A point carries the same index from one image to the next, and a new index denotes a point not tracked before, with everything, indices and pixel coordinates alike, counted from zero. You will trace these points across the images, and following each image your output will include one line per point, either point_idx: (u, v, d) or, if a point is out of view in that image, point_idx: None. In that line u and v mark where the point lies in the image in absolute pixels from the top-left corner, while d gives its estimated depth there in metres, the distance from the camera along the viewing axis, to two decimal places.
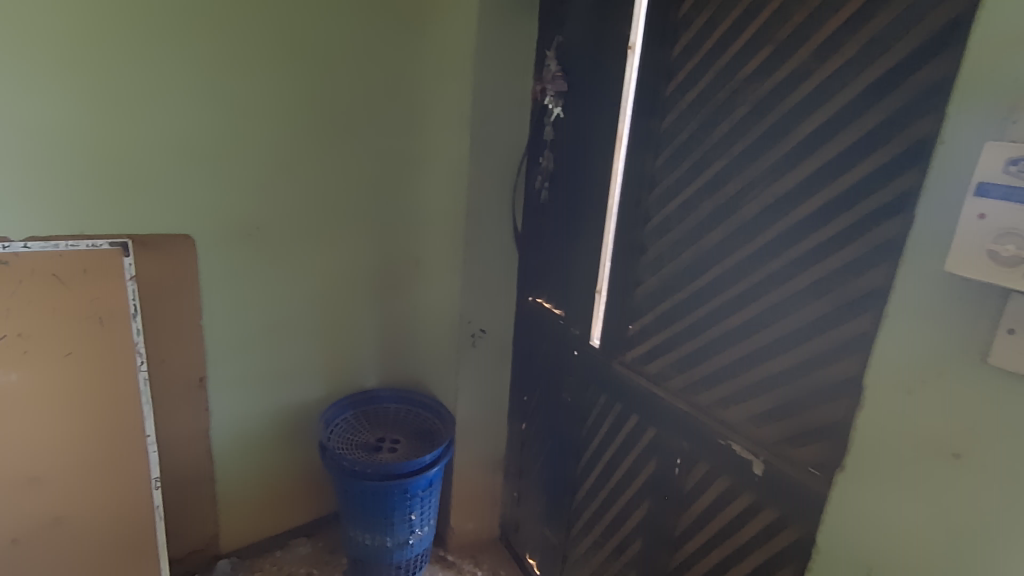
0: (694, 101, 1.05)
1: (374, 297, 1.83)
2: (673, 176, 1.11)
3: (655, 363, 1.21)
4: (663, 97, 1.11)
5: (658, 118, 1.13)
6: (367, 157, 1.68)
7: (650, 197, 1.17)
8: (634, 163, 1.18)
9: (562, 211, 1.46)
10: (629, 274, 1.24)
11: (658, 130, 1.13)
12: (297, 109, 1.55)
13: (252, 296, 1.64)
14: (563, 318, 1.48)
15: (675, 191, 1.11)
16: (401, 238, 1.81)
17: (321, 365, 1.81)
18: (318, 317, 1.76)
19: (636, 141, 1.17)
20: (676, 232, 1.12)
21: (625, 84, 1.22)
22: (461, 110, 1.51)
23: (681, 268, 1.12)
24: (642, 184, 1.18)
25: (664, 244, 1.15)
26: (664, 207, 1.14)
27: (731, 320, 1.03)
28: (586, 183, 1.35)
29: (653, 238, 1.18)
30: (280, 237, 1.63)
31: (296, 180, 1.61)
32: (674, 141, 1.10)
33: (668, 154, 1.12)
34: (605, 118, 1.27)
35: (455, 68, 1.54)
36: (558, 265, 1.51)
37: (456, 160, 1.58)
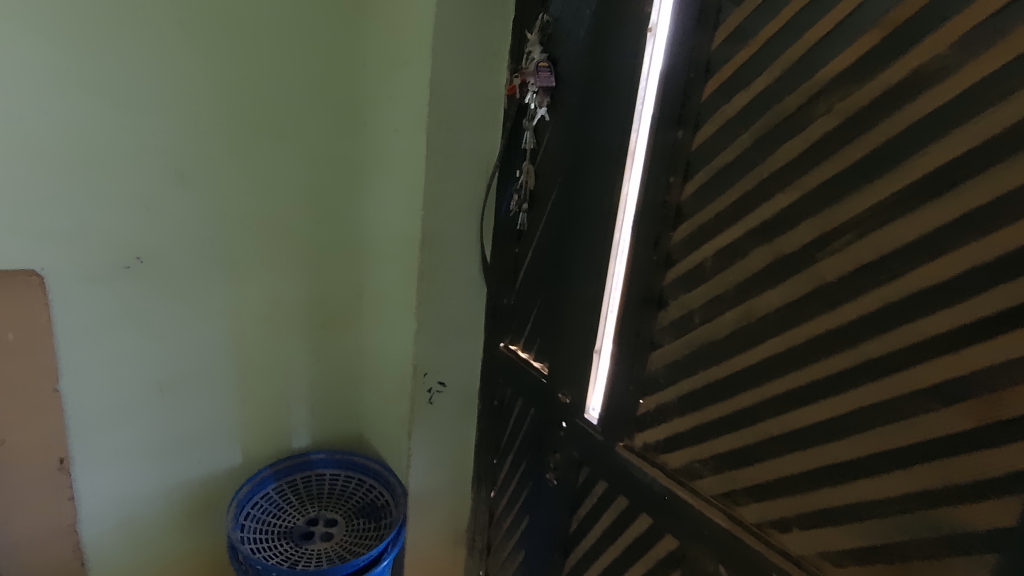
0: (745, 108, 0.76)
1: (304, 342, 1.45)
2: (709, 210, 0.81)
3: (679, 455, 0.90)
4: (697, 102, 0.82)
5: (690, 130, 0.82)
6: (291, 165, 1.30)
7: (675, 235, 0.87)
8: (653, 189, 0.88)
9: (545, 242, 1.15)
10: (643, 335, 0.93)
11: (690, 146, 0.83)
12: (191, 101, 1.16)
13: (135, 348, 1.23)
14: (548, 378, 1.17)
15: (714, 230, 0.81)
16: (341, 265, 1.44)
17: (234, 428, 1.42)
18: (230, 368, 1.37)
19: (657, 158, 0.87)
20: (714, 286, 0.82)
21: (642, 81, 0.90)
22: (415, 107, 1.16)
23: (718, 336, 0.82)
24: (664, 217, 0.87)
25: (695, 301, 0.85)
26: (697, 251, 0.84)
27: (797, 417, 0.74)
28: (581, 210, 1.04)
29: (678, 291, 0.87)
30: (173, 270, 1.23)
31: (193, 194, 1.21)
32: (713, 163, 0.80)
33: (705, 179, 0.81)
34: (611, 125, 0.96)
35: (404, 51, 1.18)
36: (541, 310, 1.19)
37: (407, 172, 1.23)
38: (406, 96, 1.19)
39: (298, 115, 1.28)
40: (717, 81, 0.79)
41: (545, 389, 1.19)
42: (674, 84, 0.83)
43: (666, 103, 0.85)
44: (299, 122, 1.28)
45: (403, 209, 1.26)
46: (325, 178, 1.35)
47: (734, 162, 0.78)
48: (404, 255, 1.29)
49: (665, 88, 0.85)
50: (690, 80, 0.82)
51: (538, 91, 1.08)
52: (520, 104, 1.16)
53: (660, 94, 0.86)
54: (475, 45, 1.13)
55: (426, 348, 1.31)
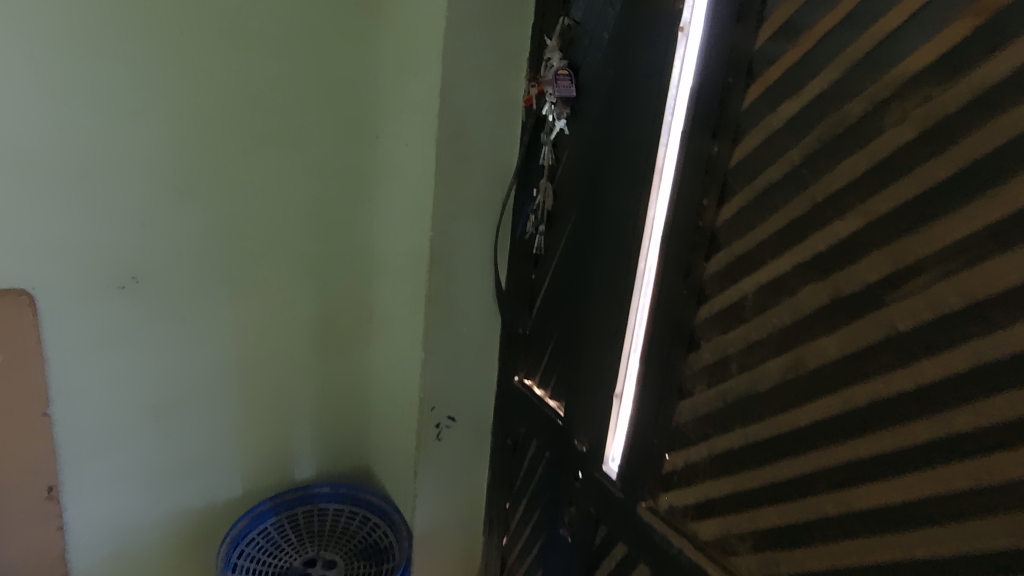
0: (796, 116, 0.63)
1: (308, 367, 1.37)
2: (750, 236, 0.68)
3: (711, 524, 0.76)
4: (737, 110, 0.69)
5: (728, 143, 0.70)
6: (296, 180, 1.24)
7: (709, 265, 0.74)
8: (683, 211, 0.75)
9: (564, 268, 1.04)
10: (670, 381, 0.80)
11: (728, 162, 0.70)
12: (191, 113, 1.11)
13: (130, 372, 1.17)
14: (564, 420, 1.05)
15: (756, 261, 0.68)
16: (347, 286, 1.36)
17: (233, 457, 1.34)
18: (229, 394, 1.30)
19: (688, 175, 0.74)
20: (756, 327, 0.69)
21: (672, 87, 0.78)
22: (424, 120, 1.07)
23: (759, 386, 0.69)
24: (696, 244, 0.75)
25: (732, 344, 0.72)
26: (736, 284, 0.71)
27: (860, 494, 0.59)
28: (603, 233, 0.92)
29: (712, 331, 0.74)
30: (170, 291, 1.17)
31: (192, 211, 1.15)
32: (756, 181, 0.68)
33: (745, 200, 0.69)
34: (636, 138, 0.84)
35: (414, 60, 1.10)
36: (558, 343, 1.07)
37: (415, 190, 1.14)
38: (415, 107, 1.10)
39: (303, 128, 1.22)
40: (761, 85, 0.67)
41: (561, 432, 1.06)
42: (708, 89, 0.71)
43: (699, 111, 0.72)
44: (305, 136, 1.22)
45: (412, 230, 1.17)
46: (331, 194, 1.28)
47: (781, 181, 0.65)
48: (411, 279, 1.19)
49: (698, 94, 0.72)
50: (727, 84, 0.70)
51: (557, 102, 0.98)
52: (539, 116, 1.06)
53: (692, 101, 0.74)
54: (488, 52, 1.04)
55: (434, 379, 1.21)
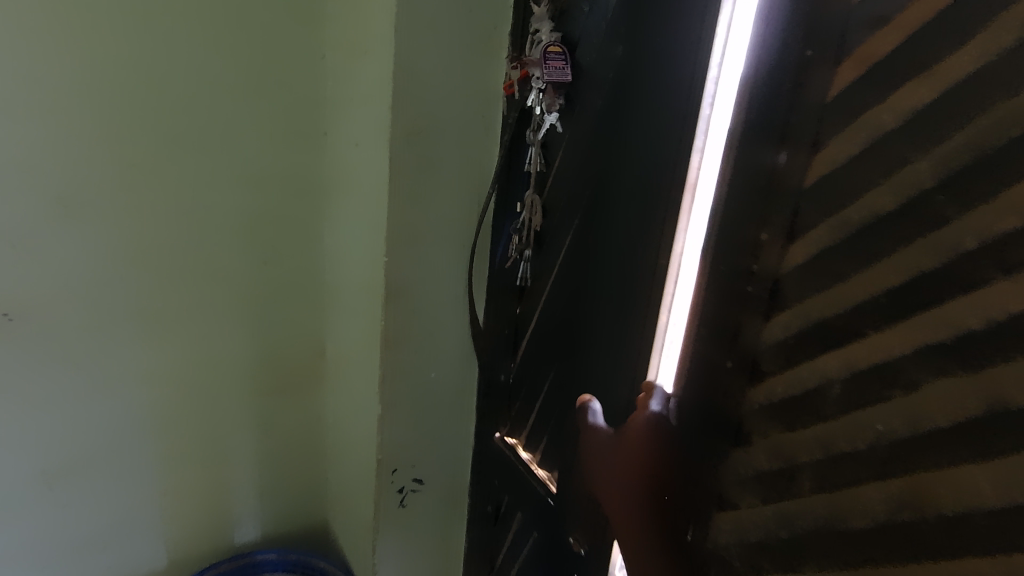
0: (924, 109, 0.39)
1: (245, 414, 1.13)
2: (839, 292, 0.45)
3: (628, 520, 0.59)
4: (818, 102, 0.45)
5: (804, 152, 0.46)
6: (222, 189, 0.98)
7: (768, 328, 0.50)
8: (729, 249, 0.53)
9: (555, 306, 0.80)
10: (709, 483, 0.57)
11: (802, 180, 0.47)
12: (74, 105, 0.85)
13: (8, 431, 0.93)
14: (557, 503, 0.82)
15: (848, 331, 0.44)
16: (293, 316, 1.11)
17: (155, 525, 1.10)
18: (144, 451, 1.05)
19: (736, 198, 0.51)
20: (846, 432, 0.45)
21: (712, 66, 0.53)
22: (375, 114, 0.82)
23: (851, 519, 0.45)
24: (749, 298, 0.52)
25: (806, 448, 0.48)
26: (811, 360, 0.47)
27: None
28: (608, 268, 0.68)
29: (771, 426, 0.51)
30: (58, 330, 0.92)
31: (83, 229, 0.90)
32: (851, 210, 0.44)
33: (833, 239, 0.45)
34: (659, 141, 0.60)
35: (362, 34, 0.84)
36: (551, 402, 0.84)
37: (366, 203, 0.89)
38: (364, 97, 0.86)
39: (229, 123, 0.96)
40: (863, 61, 0.42)
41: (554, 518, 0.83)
42: (779, 71, 0.47)
43: (756, 105, 0.49)
44: (231, 133, 0.96)
45: (363, 253, 0.92)
46: (269, 205, 1.03)
47: (899, 211, 0.41)
48: (364, 313, 0.95)
49: (754, 80, 0.49)
50: (804, 62, 0.46)
51: (547, 88, 0.74)
52: (524, 108, 0.81)
53: (745, 91, 0.50)
54: (457, 24, 0.79)
55: (394, 437, 0.97)
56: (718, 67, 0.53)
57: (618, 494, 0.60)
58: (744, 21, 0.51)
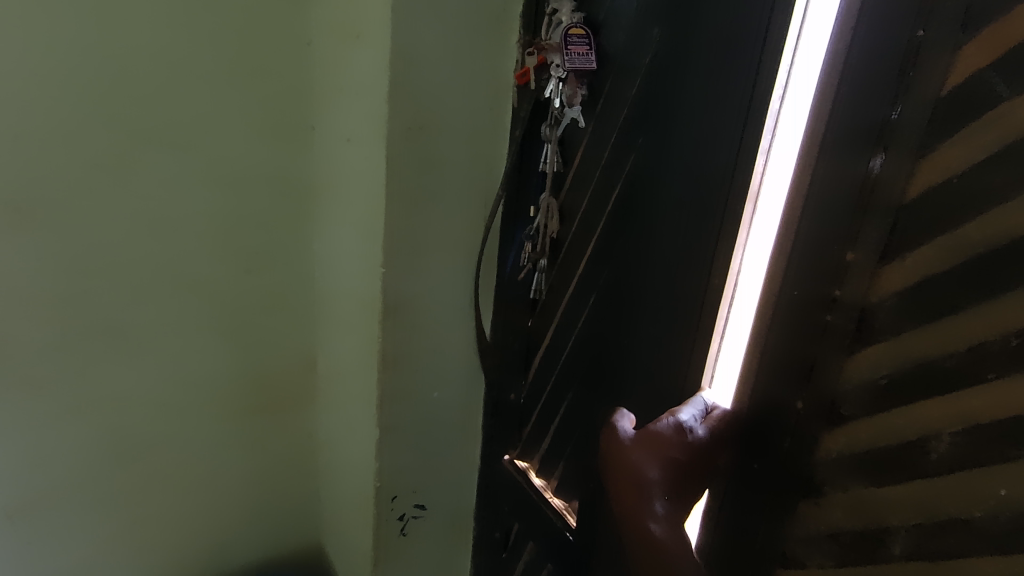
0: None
1: (229, 435, 1.03)
2: (948, 329, 0.38)
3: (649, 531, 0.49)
4: (927, 101, 0.37)
5: (908, 160, 0.39)
6: (198, 191, 0.88)
7: (854, 365, 0.43)
8: (803, 270, 0.45)
9: (575, 322, 0.72)
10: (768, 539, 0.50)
11: (903, 196, 0.39)
12: (21, 97, 0.74)
13: None
14: (576, 538, 0.74)
15: (960, 376, 0.38)
16: (281, 329, 1.01)
17: (131, 556, 1.01)
18: (117, 478, 0.96)
19: (813, 211, 0.44)
20: (955, 494, 0.38)
21: (785, 58, 0.46)
22: (370, 107, 0.73)
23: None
24: (828, 330, 0.44)
25: (898, 509, 0.42)
26: (909, 406, 0.40)
27: None
28: (640, 284, 0.61)
29: (852, 479, 0.44)
30: (13, 351, 0.82)
31: (38, 237, 0.80)
32: (967, 231, 0.37)
33: (944, 265, 0.38)
34: (713, 144, 0.51)
35: (354, 16, 0.74)
36: (570, 426, 0.76)
37: (360, 206, 0.80)
38: (357, 88, 0.76)
39: (205, 117, 0.85)
40: (993, 48, 0.34)
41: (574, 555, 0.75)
42: (876, 61, 0.39)
43: (842, 103, 0.42)
44: (206, 127, 0.86)
45: (357, 262, 0.83)
46: (252, 208, 0.93)
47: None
48: (359, 328, 0.86)
49: (840, 74, 0.42)
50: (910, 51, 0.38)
51: (568, 76, 0.65)
52: (540, 100, 0.72)
53: (827, 87, 0.43)
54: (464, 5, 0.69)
55: (395, 463, 0.89)
56: (791, 58, 0.46)
57: (651, 502, 0.48)
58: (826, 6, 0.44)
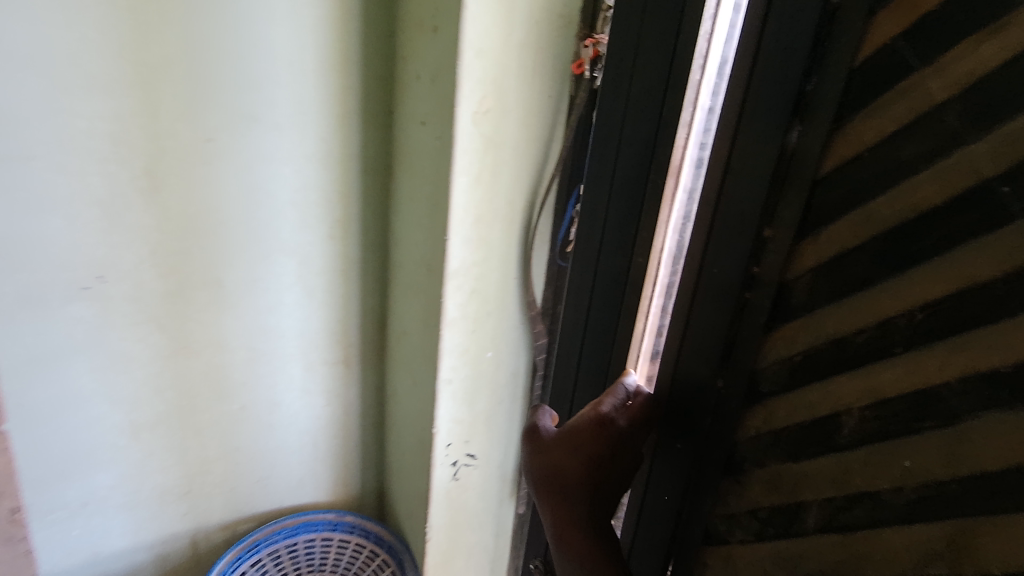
0: (980, 91, 0.38)
1: (309, 381, 1.18)
2: (845, 312, 0.48)
3: (547, 501, 0.67)
4: (840, 77, 0.47)
5: (816, 134, 0.49)
6: (294, 166, 1.00)
7: (779, 332, 0.54)
8: (732, 234, 0.56)
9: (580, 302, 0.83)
10: (704, 512, 0.63)
11: (817, 167, 0.49)
12: (159, 80, 0.87)
13: (100, 383, 1.00)
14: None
15: (861, 356, 0.47)
16: (358, 290, 1.14)
17: (226, 478, 1.18)
18: (219, 410, 1.12)
19: (738, 201, 0.55)
20: (863, 470, 0.47)
21: (688, 94, 0.64)
22: (443, 92, 0.82)
23: (874, 564, 0.47)
24: (750, 293, 0.56)
25: (818, 479, 0.51)
26: (818, 362, 0.51)
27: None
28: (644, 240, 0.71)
29: (778, 454, 0.55)
30: (143, 295, 0.98)
31: (165, 200, 0.93)
32: (880, 206, 0.45)
33: (853, 242, 0.47)
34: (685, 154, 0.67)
35: (432, 9, 0.83)
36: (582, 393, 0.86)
37: (430, 182, 0.89)
38: (433, 76, 0.85)
39: (303, 102, 0.97)
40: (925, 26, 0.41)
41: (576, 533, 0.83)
42: (787, 72, 0.50)
43: (761, 98, 0.52)
44: (300, 109, 0.97)
45: (425, 233, 0.93)
46: (338, 183, 1.05)
47: (939, 211, 0.41)
48: (424, 290, 0.97)
49: (756, 84, 0.53)
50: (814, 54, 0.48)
51: None
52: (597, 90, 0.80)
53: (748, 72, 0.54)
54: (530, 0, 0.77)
55: (450, 414, 0.99)
56: (694, 91, 0.64)
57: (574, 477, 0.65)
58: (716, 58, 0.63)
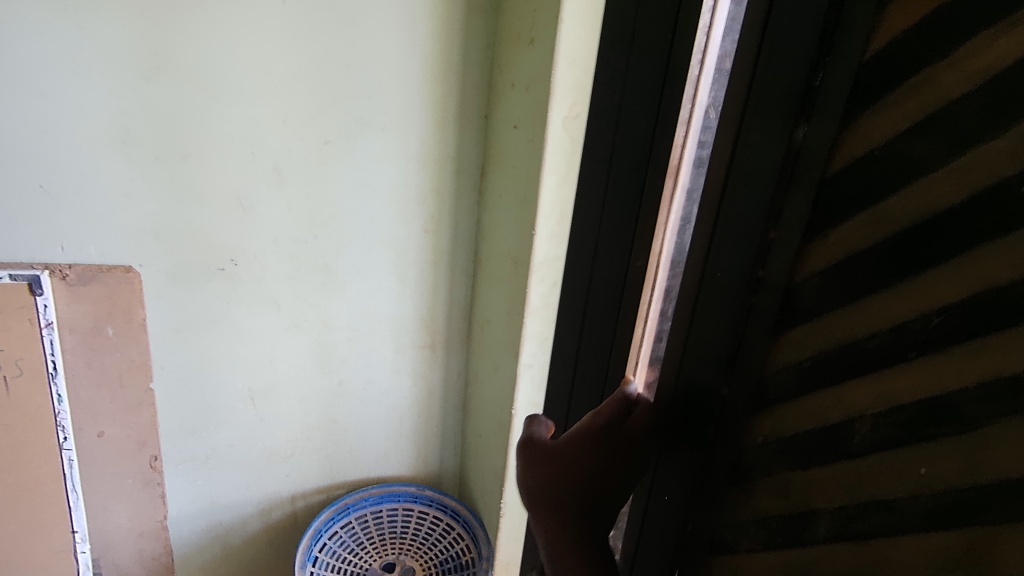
0: (997, 90, 0.36)
1: (399, 363, 1.29)
2: (856, 317, 0.47)
3: (536, 513, 0.66)
4: (846, 74, 0.46)
5: (825, 136, 0.47)
6: (397, 166, 1.11)
7: (787, 341, 0.53)
8: (739, 235, 0.55)
9: (582, 302, 0.85)
10: (713, 517, 0.62)
11: (824, 168, 0.48)
12: (292, 91, 1.00)
13: (227, 353, 1.15)
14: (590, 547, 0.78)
15: (868, 361, 0.46)
16: (447, 280, 1.24)
17: (324, 446, 1.31)
18: (322, 384, 1.25)
19: (742, 204, 0.54)
20: (878, 478, 0.45)
21: (687, 90, 0.66)
22: (537, 98, 0.90)
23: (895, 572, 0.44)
24: (756, 297, 0.55)
25: (827, 495, 0.49)
26: (826, 372, 0.49)
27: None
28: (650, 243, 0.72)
29: (783, 458, 0.54)
30: (267, 278, 1.12)
31: (289, 195, 1.07)
32: (889, 208, 0.43)
33: (865, 244, 0.45)
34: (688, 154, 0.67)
35: (530, 23, 0.91)
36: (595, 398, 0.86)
37: (521, 181, 0.97)
38: (526, 85, 0.93)
39: (409, 109, 1.08)
40: (942, 23, 0.39)
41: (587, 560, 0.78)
42: (790, 70, 0.49)
43: (761, 96, 0.52)
44: (406, 115, 1.08)
45: (514, 229, 1.01)
46: (434, 183, 1.15)
47: (959, 214, 0.39)
48: (509, 281, 1.05)
49: (756, 81, 0.52)
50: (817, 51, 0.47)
51: None
52: None
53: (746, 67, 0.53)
54: None
55: (529, 398, 1.06)
56: (693, 87, 0.66)
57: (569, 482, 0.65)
58: (716, 51, 0.64)
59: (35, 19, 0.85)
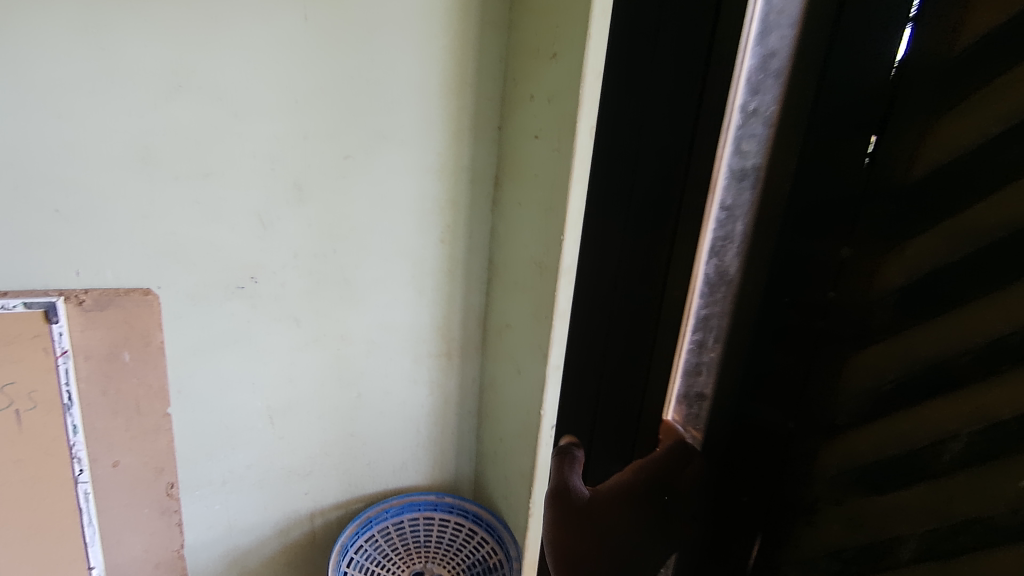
0: None
1: (416, 373, 1.30)
2: (938, 334, 0.46)
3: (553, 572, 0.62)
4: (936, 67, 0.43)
5: (916, 133, 0.44)
6: (414, 178, 1.13)
7: (859, 364, 0.51)
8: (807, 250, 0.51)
9: (594, 336, 0.67)
10: (780, 549, 0.60)
11: (907, 171, 0.45)
12: (313, 108, 1.01)
13: (245, 372, 1.13)
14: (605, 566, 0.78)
15: (950, 382, 0.46)
16: (462, 288, 1.26)
17: (341, 461, 1.30)
18: (339, 398, 1.24)
19: (810, 219, 0.50)
20: (966, 496, 0.46)
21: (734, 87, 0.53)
22: (563, 109, 0.93)
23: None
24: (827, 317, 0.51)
25: (906, 519, 0.50)
26: (906, 393, 0.48)
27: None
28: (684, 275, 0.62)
29: (855, 479, 0.53)
30: (286, 294, 1.11)
31: (308, 210, 1.06)
32: (975, 216, 0.43)
33: (945, 256, 0.44)
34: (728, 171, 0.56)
35: (552, 38, 0.95)
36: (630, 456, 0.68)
37: (546, 189, 1.01)
38: (549, 96, 0.97)
39: (425, 121, 1.10)
40: None
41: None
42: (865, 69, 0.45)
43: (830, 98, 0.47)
44: (422, 128, 1.10)
45: (539, 236, 1.05)
46: (449, 193, 1.17)
47: None
48: (534, 286, 1.08)
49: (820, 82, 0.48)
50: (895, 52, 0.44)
51: None
52: None
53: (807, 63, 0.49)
54: None
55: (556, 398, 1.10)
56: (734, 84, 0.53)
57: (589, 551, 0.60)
58: (757, 33, 0.51)
59: (59, 40, 0.83)
